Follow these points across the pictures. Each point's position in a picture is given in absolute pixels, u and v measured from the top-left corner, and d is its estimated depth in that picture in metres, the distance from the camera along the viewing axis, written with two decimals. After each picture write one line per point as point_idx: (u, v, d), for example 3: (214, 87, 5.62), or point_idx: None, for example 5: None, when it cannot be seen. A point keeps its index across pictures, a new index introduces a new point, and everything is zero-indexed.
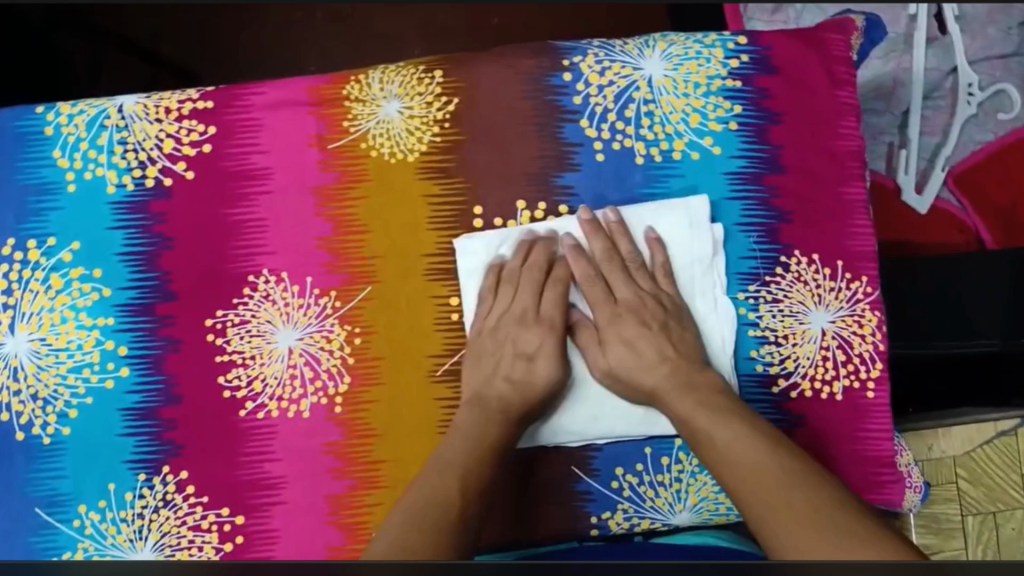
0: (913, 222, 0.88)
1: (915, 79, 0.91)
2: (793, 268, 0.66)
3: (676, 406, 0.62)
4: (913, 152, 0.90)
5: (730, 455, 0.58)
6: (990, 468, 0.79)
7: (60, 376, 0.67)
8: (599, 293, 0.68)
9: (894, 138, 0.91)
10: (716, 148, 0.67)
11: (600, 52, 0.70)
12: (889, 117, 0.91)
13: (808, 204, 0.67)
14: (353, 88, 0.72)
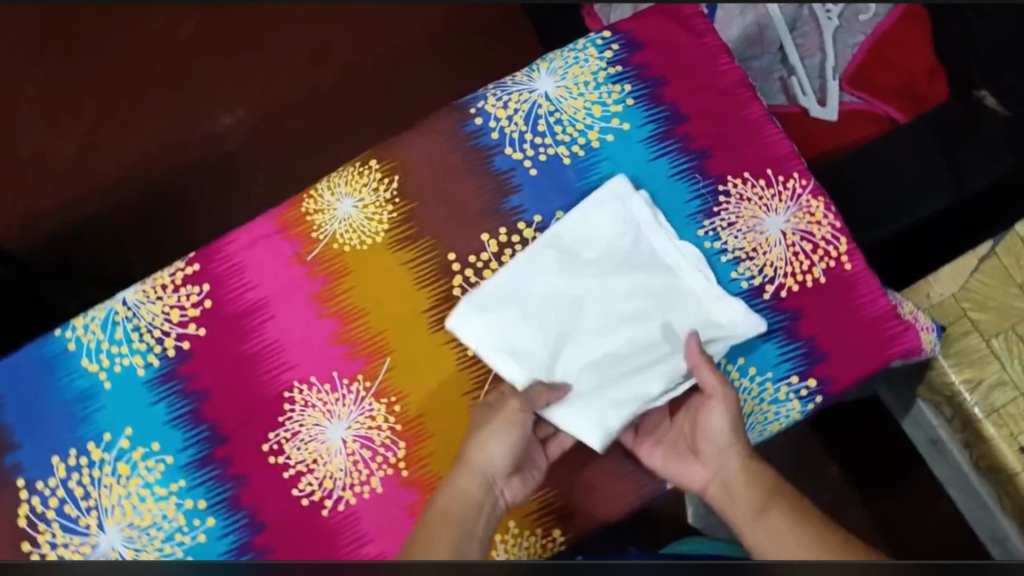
0: (826, 132, 1.00)
1: (775, 19, 1.04)
2: (732, 191, 0.76)
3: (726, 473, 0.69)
4: (803, 76, 1.03)
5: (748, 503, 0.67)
6: (995, 290, 0.81)
7: (157, 550, 0.73)
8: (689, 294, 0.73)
9: (782, 72, 1.04)
10: (625, 124, 0.79)
11: (497, 91, 0.80)
12: (768, 57, 1.05)
13: (719, 137, 0.78)
14: (307, 203, 0.78)
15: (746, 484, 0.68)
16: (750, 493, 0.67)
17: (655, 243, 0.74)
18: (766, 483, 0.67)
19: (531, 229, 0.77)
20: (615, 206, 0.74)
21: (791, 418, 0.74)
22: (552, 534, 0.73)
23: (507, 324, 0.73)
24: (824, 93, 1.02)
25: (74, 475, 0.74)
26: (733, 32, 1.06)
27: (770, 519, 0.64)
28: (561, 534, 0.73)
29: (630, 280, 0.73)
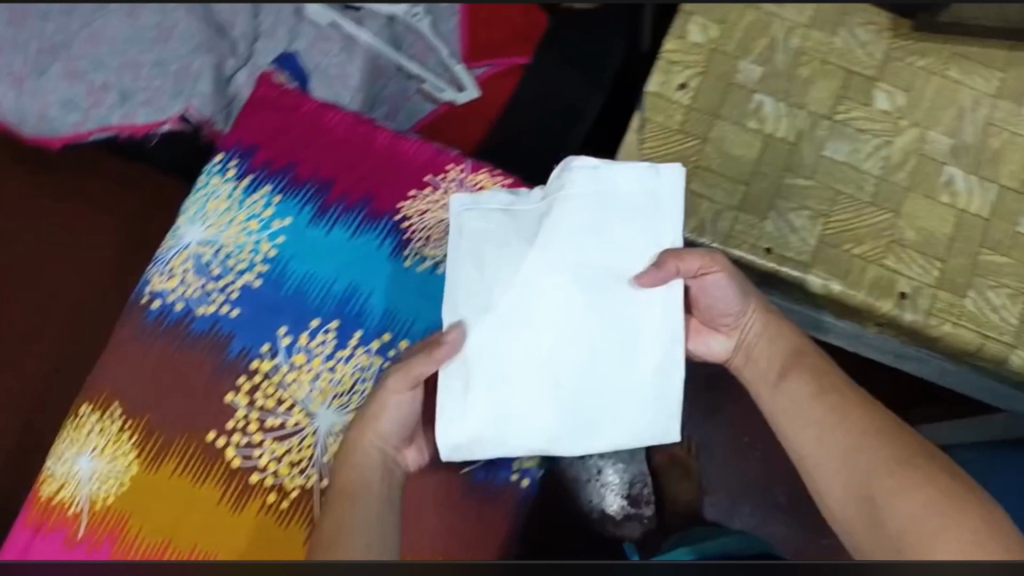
0: (478, 110, 1.12)
1: (380, 47, 1.13)
2: (410, 212, 0.79)
3: (772, 404, 0.77)
4: (432, 77, 1.14)
5: (794, 421, 0.75)
6: (666, 146, 0.89)
7: None
8: (618, 238, 0.69)
9: (415, 83, 1.14)
10: (286, 219, 0.78)
11: (156, 267, 0.78)
12: (395, 80, 1.14)
13: (370, 176, 0.80)
14: (49, 485, 0.73)
15: (763, 356, 0.79)
16: (773, 358, 0.78)
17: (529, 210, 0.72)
18: (788, 343, 0.78)
19: (267, 360, 0.75)
20: (470, 217, 0.72)
21: None
22: None
23: (479, 409, 0.68)
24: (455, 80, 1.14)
25: None
26: (356, 78, 1.13)
27: (789, 395, 0.76)
28: None
29: (555, 271, 0.69)
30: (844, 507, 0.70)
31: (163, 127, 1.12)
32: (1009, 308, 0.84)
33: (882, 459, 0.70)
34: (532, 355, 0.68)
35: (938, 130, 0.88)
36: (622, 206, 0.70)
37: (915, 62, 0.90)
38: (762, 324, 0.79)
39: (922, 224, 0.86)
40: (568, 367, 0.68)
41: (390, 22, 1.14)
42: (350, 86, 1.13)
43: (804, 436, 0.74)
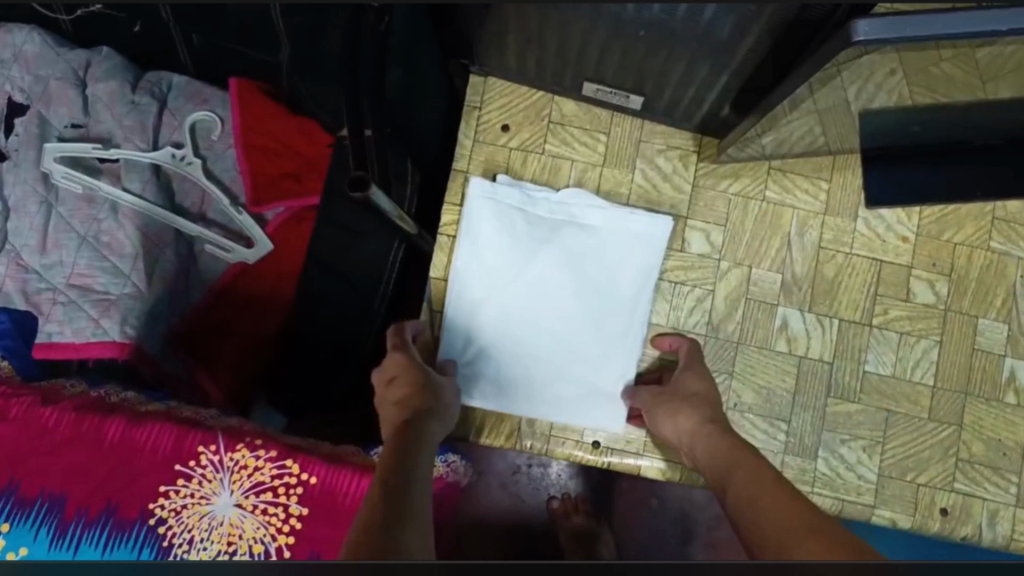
0: (272, 259, 1.07)
1: (147, 205, 1.07)
2: (165, 512, 0.68)
3: (734, 496, 0.64)
4: (211, 234, 1.07)
5: (745, 507, 0.62)
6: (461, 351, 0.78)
7: None
8: (594, 277, 0.77)
9: (197, 244, 1.09)
10: (20, 550, 0.67)
11: None
12: (172, 241, 1.07)
13: (112, 477, 0.70)
14: None
15: (702, 449, 0.70)
16: (709, 455, 0.69)
17: (546, 216, 0.78)
18: (725, 452, 0.68)
19: None
20: (486, 205, 0.78)
21: None
22: None
23: (490, 341, 0.78)
24: (245, 235, 1.08)
25: None
26: (128, 245, 1.05)
27: (740, 485, 0.65)
28: None
29: (547, 268, 0.77)
30: (771, 547, 0.56)
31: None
32: (866, 463, 0.76)
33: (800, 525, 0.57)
34: (525, 335, 0.77)
35: (764, 266, 0.78)
36: (599, 244, 0.78)
37: (726, 186, 0.79)
38: (692, 424, 0.71)
39: (759, 382, 0.77)
40: (568, 300, 0.77)
41: (156, 171, 1.10)
42: (123, 255, 1.04)
43: (759, 523, 0.60)
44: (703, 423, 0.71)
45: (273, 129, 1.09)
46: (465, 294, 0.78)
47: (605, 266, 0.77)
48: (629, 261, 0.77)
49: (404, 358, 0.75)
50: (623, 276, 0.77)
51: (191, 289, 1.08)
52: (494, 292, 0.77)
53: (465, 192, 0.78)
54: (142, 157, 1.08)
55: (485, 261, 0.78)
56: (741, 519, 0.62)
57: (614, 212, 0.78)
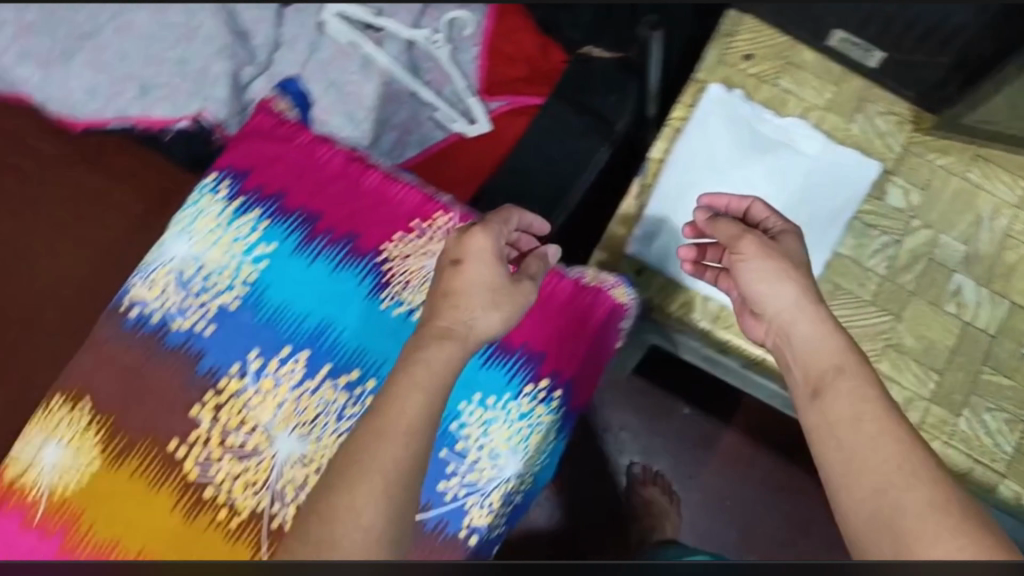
0: (488, 142, 1.17)
1: (395, 72, 1.19)
2: (393, 254, 0.80)
3: (836, 407, 0.65)
4: (444, 108, 1.19)
5: (837, 428, 0.64)
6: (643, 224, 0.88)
7: None
8: (798, 195, 0.86)
9: (427, 113, 1.20)
10: (273, 245, 0.80)
11: (139, 276, 0.81)
12: (407, 105, 1.20)
13: (359, 213, 0.82)
14: (12, 468, 0.78)
15: (800, 324, 0.72)
16: (823, 350, 0.69)
17: (768, 134, 0.88)
18: (833, 350, 0.69)
19: (233, 379, 0.78)
20: (719, 107, 0.88)
21: (544, 422, 0.77)
22: None
23: (685, 210, 0.87)
24: (469, 114, 1.19)
25: None
26: (372, 99, 1.19)
27: (832, 402, 0.66)
28: None
29: (758, 174, 0.86)
30: (863, 510, 0.59)
31: (180, 125, 1.10)
32: (1005, 434, 0.81)
33: (906, 465, 0.59)
34: None
35: (951, 235, 0.86)
36: (808, 170, 0.87)
37: (934, 159, 0.88)
38: (798, 298, 0.73)
39: (922, 332, 0.84)
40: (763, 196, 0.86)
41: (410, 48, 1.21)
42: (365, 107, 1.19)
43: (846, 465, 0.62)
44: (804, 297, 0.73)
45: (517, 39, 1.20)
46: (678, 171, 0.87)
47: (810, 189, 0.86)
48: (832, 193, 0.87)
49: (487, 240, 0.74)
50: (822, 203, 0.86)
51: (411, 146, 1.20)
52: (705, 177, 0.87)
53: (702, 95, 0.89)
54: (404, 32, 1.21)
55: (702, 143, 0.88)
56: (830, 451, 0.64)
57: (827, 149, 0.88)
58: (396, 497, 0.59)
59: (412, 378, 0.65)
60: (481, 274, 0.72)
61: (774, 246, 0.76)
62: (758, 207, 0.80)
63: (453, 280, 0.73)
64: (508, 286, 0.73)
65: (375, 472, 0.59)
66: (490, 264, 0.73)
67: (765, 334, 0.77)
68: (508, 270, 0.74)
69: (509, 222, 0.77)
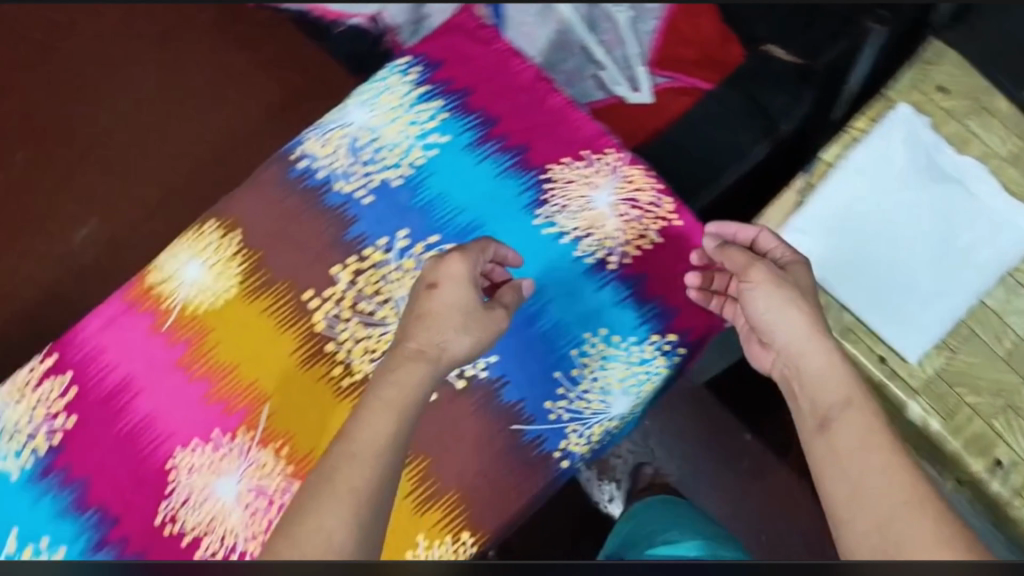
0: (646, 114, 1.04)
1: (571, 22, 1.05)
2: (557, 176, 0.80)
3: (846, 444, 0.61)
4: (611, 70, 1.05)
5: (847, 464, 0.60)
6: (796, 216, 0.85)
7: None
8: (959, 236, 0.84)
9: (591, 71, 1.06)
10: (446, 137, 0.81)
11: (314, 132, 0.82)
12: (574, 60, 1.07)
13: (534, 129, 0.81)
14: (152, 276, 0.79)
15: (812, 356, 0.66)
16: (831, 383, 0.65)
17: (944, 167, 0.86)
18: (841, 387, 0.64)
19: (379, 253, 0.78)
20: (903, 128, 0.87)
21: (662, 374, 0.78)
22: (462, 538, 0.74)
23: (843, 219, 0.85)
24: (636, 79, 1.05)
25: None
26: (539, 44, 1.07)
27: (841, 435, 0.62)
28: (470, 536, 0.74)
29: (924, 204, 0.85)
30: (861, 535, 0.55)
31: (354, 21, 1.06)
32: None
33: (912, 499, 0.56)
34: (875, 238, 0.84)
35: None
36: (976, 213, 0.84)
37: None
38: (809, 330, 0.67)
39: None
40: (925, 228, 0.84)
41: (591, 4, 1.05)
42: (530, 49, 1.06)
43: (851, 491, 0.58)
44: (814, 330, 0.67)
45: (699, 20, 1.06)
46: (848, 176, 0.86)
47: (975, 233, 0.84)
48: (999, 244, 0.83)
49: (459, 270, 0.69)
50: (983, 249, 0.83)
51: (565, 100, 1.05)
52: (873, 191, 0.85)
53: (888, 113, 0.87)
54: None
55: (877, 157, 0.86)
56: (835, 484, 0.59)
57: (1002, 198, 0.85)
58: (371, 506, 0.55)
59: (381, 400, 0.62)
60: (459, 297, 0.68)
61: (782, 281, 0.69)
62: (765, 236, 0.74)
63: (415, 315, 0.69)
64: (478, 310, 0.69)
65: (345, 492, 0.54)
66: (460, 294, 0.68)
67: (772, 364, 0.72)
68: (480, 298, 0.70)
69: (489, 249, 0.71)
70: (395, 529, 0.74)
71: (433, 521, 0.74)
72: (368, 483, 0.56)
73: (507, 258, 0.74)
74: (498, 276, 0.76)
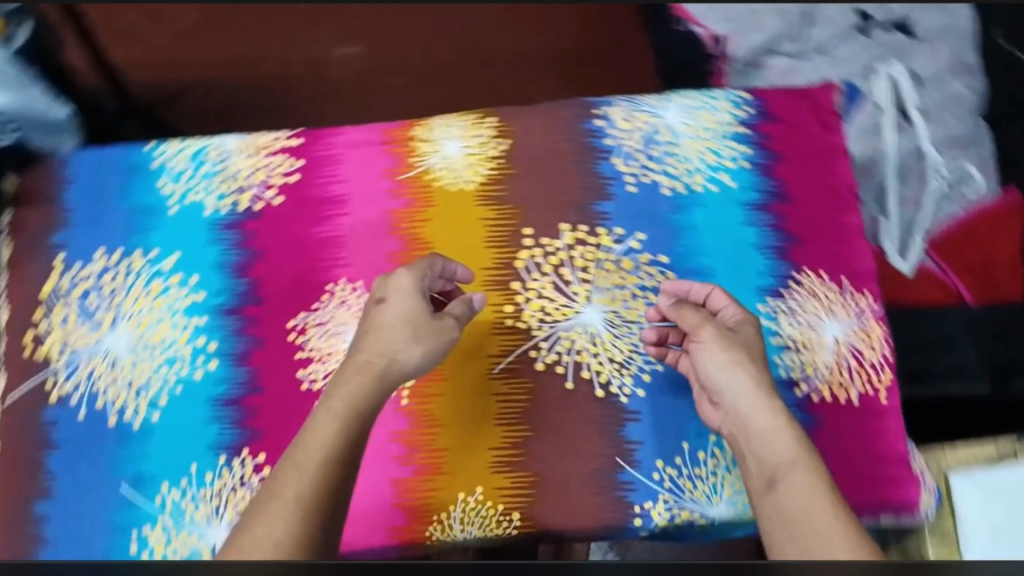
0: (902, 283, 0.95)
1: (887, 159, 0.99)
2: (804, 283, 0.78)
3: (792, 502, 0.63)
4: (892, 223, 0.97)
5: (802, 521, 0.62)
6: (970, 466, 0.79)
7: (158, 366, 0.74)
8: None
9: (874, 211, 0.97)
10: (733, 183, 0.80)
11: (627, 104, 0.82)
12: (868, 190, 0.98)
13: (813, 228, 0.80)
14: (419, 130, 0.82)
15: (759, 415, 0.68)
16: (777, 445, 0.67)
17: None
18: (782, 446, 0.67)
19: (608, 237, 0.77)
20: None
21: None
22: (510, 515, 0.73)
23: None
24: (906, 246, 0.97)
25: (109, 274, 0.76)
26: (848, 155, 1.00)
27: (787, 496, 0.64)
28: (519, 519, 0.72)
29: None
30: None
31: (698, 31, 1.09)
32: None
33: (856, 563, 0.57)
34: None
35: None
36: None
37: None
38: (751, 392, 0.69)
39: None
40: None
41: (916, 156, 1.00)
42: None
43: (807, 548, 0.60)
44: (759, 391, 0.70)
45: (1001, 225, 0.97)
46: None
47: None
48: None
49: (410, 284, 0.71)
50: None
51: None
52: None
53: None
54: (923, 142, 1.00)
55: None
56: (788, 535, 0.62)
57: None
58: (316, 510, 0.61)
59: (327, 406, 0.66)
60: (401, 309, 0.70)
61: (730, 338, 0.72)
62: (719, 293, 0.74)
63: (364, 331, 0.71)
64: (431, 322, 0.70)
65: (272, 497, 0.61)
66: (408, 306, 0.70)
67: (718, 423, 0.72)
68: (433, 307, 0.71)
69: (434, 265, 0.73)
70: (462, 471, 0.74)
71: (494, 487, 0.73)
72: (313, 489, 0.61)
73: (462, 275, 0.75)
74: (454, 292, 0.76)
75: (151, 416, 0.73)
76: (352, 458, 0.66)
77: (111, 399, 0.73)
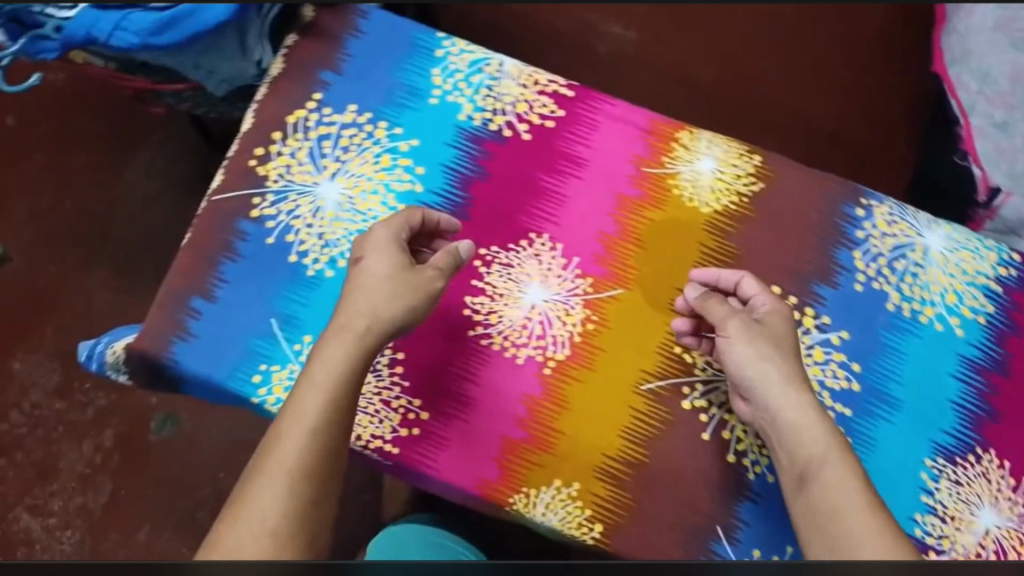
0: None
1: None
2: (982, 461, 0.72)
3: (826, 497, 0.57)
4: None
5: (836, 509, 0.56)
6: None
7: (350, 229, 0.75)
8: None
9: None
10: (960, 331, 0.75)
11: (895, 208, 0.79)
12: None
13: (1017, 416, 0.74)
14: (685, 136, 0.79)
15: (790, 408, 0.62)
16: (800, 437, 0.61)
17: None
18: (810, 437, 0.60)
19: (812, 319, 0.74)
20: None
21: None
22: (592, 524, 0.68)
23: None
24: None
25: (352, 130, 0.78)
26: None
27: (820, 492, 0.58)
28: (600, 532, 0.68)
29: None
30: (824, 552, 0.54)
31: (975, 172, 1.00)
32: None
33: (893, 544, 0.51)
34: None
35: None
36: None
37: None
38: (777, 376, 0.64)
39: None
40: None
41: None
42: None
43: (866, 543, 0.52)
44: (789, 383, 0.64)
45: None
46: None
47: None
48: None
49: (385, 237, 0.69)
50: None
51: None
52: None
53: None
54: None
55: None
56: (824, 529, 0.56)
57: None
58: (317, 481, 0.56)
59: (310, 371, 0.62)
60: (382, 264, 0.67)
61: (757, 328, 0.67)
62: (748, 282, 0.70)
63: (347, 291, 0.67)
64: (407, 274, 0.67)
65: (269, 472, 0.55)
66: (389, 261, 0.67)
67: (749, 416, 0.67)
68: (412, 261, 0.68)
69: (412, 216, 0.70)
70: (572, 462, 0.69)
71: (591, 490, 0.69)
72: (302, 460, 0.56)
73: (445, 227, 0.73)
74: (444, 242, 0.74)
75: (325, 271, 0.73)
76: (346, 428, 0.60)
77: (299, 239, 0.74)
